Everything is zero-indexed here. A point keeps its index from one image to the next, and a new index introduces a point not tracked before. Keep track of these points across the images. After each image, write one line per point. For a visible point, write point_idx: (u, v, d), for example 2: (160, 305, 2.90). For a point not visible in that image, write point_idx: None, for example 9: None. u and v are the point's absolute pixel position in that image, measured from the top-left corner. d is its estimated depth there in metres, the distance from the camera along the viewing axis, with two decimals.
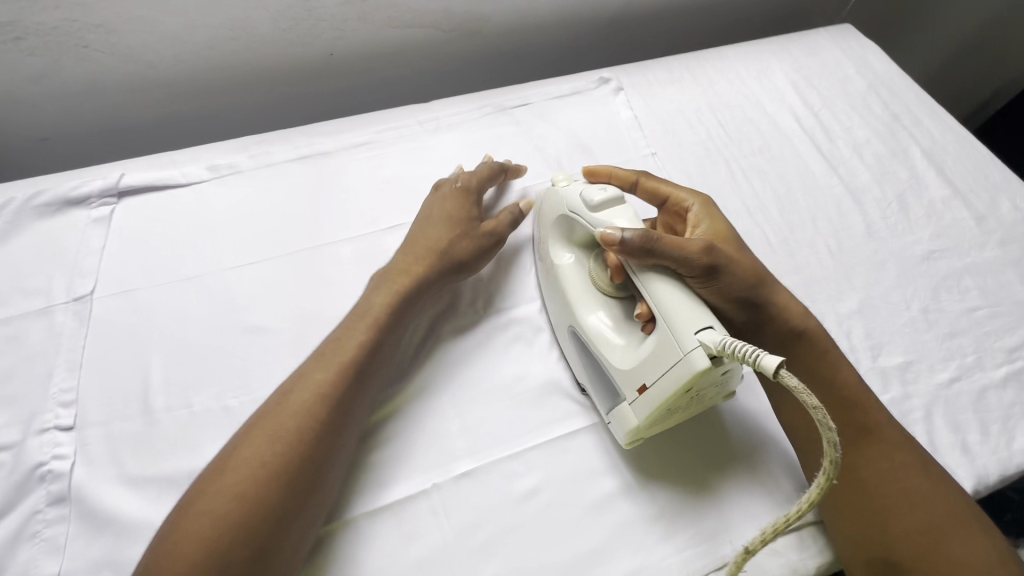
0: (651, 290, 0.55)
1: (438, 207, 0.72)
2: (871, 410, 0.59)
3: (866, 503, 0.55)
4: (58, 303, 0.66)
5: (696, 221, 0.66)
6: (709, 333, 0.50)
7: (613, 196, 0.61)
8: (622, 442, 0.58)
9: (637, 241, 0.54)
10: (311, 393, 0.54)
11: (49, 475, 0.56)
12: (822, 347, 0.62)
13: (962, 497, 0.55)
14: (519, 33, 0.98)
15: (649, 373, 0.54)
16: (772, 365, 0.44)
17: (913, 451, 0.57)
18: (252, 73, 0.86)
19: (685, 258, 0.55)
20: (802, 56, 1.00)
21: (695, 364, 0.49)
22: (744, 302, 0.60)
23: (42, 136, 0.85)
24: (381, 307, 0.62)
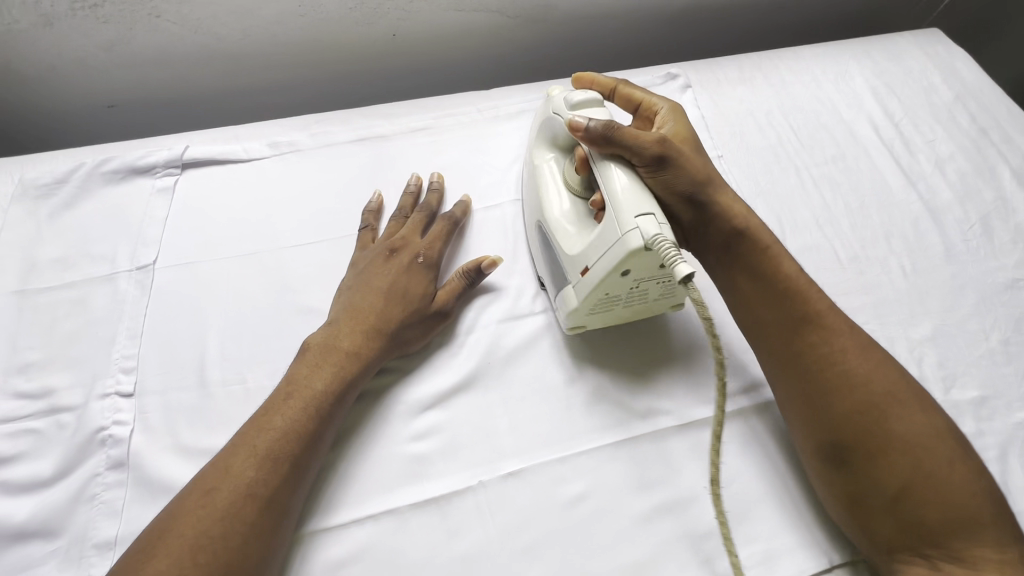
0: (606, 176, 0.57)
1: (387, 278, 0.65)
2: (812, 299, 0.58)
3: (810, 389, 0.56)
4: (122, 271, 0.67)
5: (662, 122, 0.67)
6: (647, 220, 0.52)
7: (594, 99, 0.63)
8: (566, 326, 0.63)
9: (599, 128, 0.57)
10: (303, 400, 0.56)
11: (109, 440, 0.57)
12: (766, 244, 0.61)
13: (902, 377, 0.55)
14: (584, 22, 0.94)
15: (592, 254, 0.56)
16: (683, 272, 0.47)
17: (854, 336, 0.57)
18: (315, 51, 0.86)
19: (637, 145, 0.57)
20: (883, 60, 0.94)
21: (628, 243, 0.52)
22: (690, 199, 0.60)
23: (110, 103, 0.87)
24: (323, 385, 0.57)
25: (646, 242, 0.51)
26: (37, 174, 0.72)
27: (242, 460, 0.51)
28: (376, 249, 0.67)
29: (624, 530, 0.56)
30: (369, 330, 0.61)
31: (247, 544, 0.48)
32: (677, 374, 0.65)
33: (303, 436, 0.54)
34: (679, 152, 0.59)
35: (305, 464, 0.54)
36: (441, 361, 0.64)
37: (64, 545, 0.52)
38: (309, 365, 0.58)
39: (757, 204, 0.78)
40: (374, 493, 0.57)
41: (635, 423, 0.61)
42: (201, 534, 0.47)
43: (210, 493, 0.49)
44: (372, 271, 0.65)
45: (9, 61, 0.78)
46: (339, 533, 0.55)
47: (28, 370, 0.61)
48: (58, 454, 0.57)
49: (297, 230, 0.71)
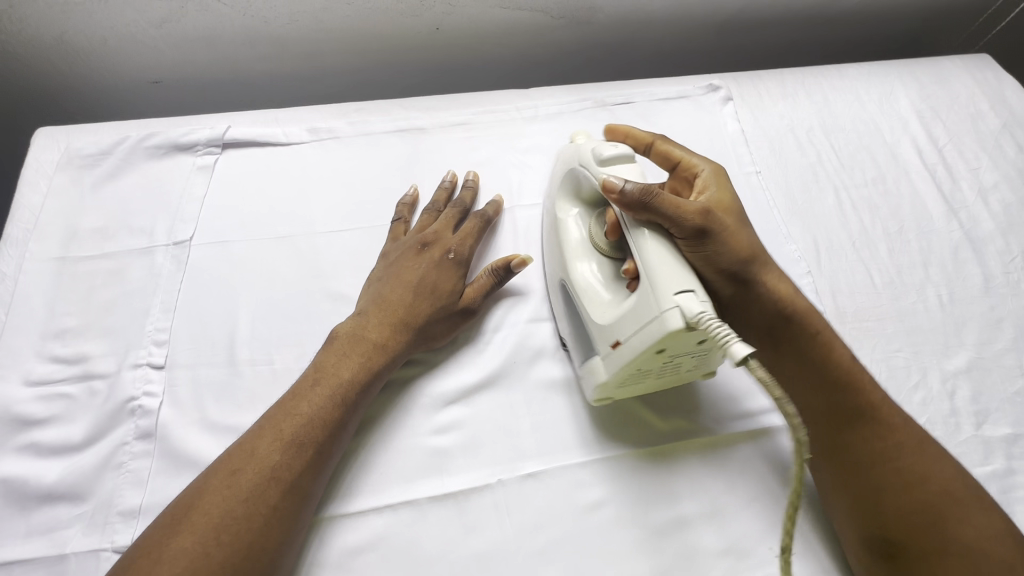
0: (640, 246, 0.52)
1: (419, 271, 0.65)
2: (866, 390, 0.56)
3: (859, 483, 0.53)
4: (160, 244, 0.68)
5: (703, 186, 0.61)
6: (689, 298, 0.47)
7: (623, 154, 0.59)
8: (590, 398, 0.59)
9: (636, 193, 0.52)
10: (330, 388, 0.56)
11: (139, 410, 0.58)
12: (815, 328, 0.58)
13: (960, 474, 0.52)
14: (628, 26, 0.94)
15: (625, 329, 0.52)
16: (739, 354, 0.43)
17: (911, 431, 0.55)
18: (358, 40, 0.86)
19: (677, 217, 0.52)
20: (930, 83, 0.92)
21: (667, 323, 0.47)
22: (731, 277, 0.57)
23: (154, 80, 0.88)
24: (350, 374, 0.57)
25: (689, 322, 0.47)
26: (83, 145, 0.73)
27: (268, 444, 0.52)
28: (408, 242, 0.68)
29: (639, 539, 0.55)
30: (398, 323, 0.61)
31: (268, 528, 0.48)
32: (703, 387, 0.64)
33: (328, 424, 0.54)
34: (722, 227, 0.55)
35: (329, 452, 0.54)
36: (467, 358, 0.64)
37: (89, 511, 0.53)
38: (337, 355, 0.59)
39: (793, 222, 0.77)
40: (393, 484, 0.57)
41: (657, 435, 0.61)
42: (224, 514, 0.47)
43: (236, 474, 0.50)
44: (404, 263, 0.66)
45: (63, 32, 0.80)
46: (356, 521, 0.55)
47: (64, 336, 0.62)
48: (88, 420, 0.58)
49: (331, 217, 0.72)
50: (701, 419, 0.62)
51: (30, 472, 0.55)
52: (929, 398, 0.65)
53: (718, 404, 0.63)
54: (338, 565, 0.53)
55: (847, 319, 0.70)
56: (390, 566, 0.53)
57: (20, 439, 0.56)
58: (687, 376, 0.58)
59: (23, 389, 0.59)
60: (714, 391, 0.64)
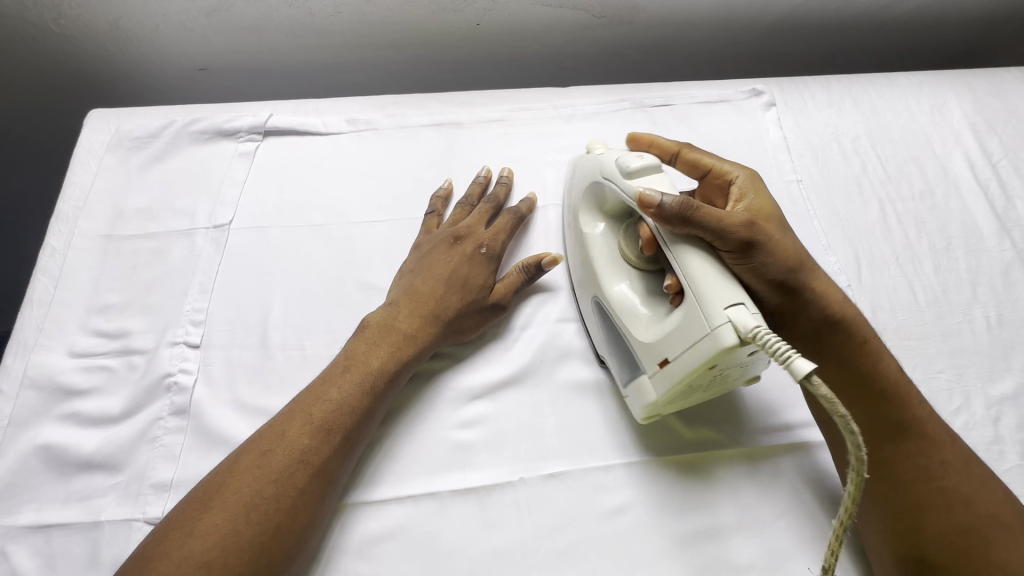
0: (682, 261, 0.51)
1: (451, 264, 0.65)
2: (911, 405, 0.54)
3: (895, 501, 0.51)
4: (200, 227, 0.70)
5: (739, 194, 0.59)
6: (740, 311, 0.47)
7: (651, 164, 0.57)
8: (639, 416, 0.57)
9: (676, 208, 0.50)
10: (358, 378, 0.56)
11: (174, 387, 0.60)
12: (863, 337, 0.56)
13: (1008, 500, 0.50)
14: (669, 27, 0.92)
15: (671, 346, 0.51)
16: (803, 369, 0.41)
17: (957, 450, 0.52)
18: (399, 34, 0.87)
19: (721, 230, 0.51)
20: (986, 96, 0.88)
21: (722, 339, 0.46)
22: (780, 286, 0.55)
23: (201, 67, 0.91)
24: (379, 362, 0.58)
25: (743, 337, 0.46)
26: (132, 128, 0.76)
27: (298, 427, 0.52)
28: (441, 235, 0.68)
29: (651, 543, 0.55)
30: (428, 315, 0.62)
31: (295, 508, 0.49)
32: (733, 396, 0.63)
33: (356, 410, 0.55)
34: (768, 236, 0.53)
35: (357, 439, 0.55)
36: (494, 355, 0.64)
37: (124, 481, 0.55)
38: (367, 343, 0.59)
39: (833, 234, 0.75)
40: (417, 475, 0.57)
41: (683, 444, 0.60)
42: (255, 494, 0.48)
43: (267, 455, 0.51)
44: (436, 255, 0.66)
45: (117, 18, 0.83)
46: (378, 509, 0.55)
47: (107, 311, 0.64)
48: (126, 394, 0.60)
49: (366, 208, 0.73)
50: (730, 429, 0.61)
51: (71, 440, 0.57)
52: (972, 423, 0.62)
53: (748, 415, 0.62)
54: (360, 551, 0.54)
55: (888, 336, 0.67)
56: (410, 556, 0.54)
57: (62, 408, 0.59)
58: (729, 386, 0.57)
59: (67, 359, 0.61)
60: (745, 403, 0.63)
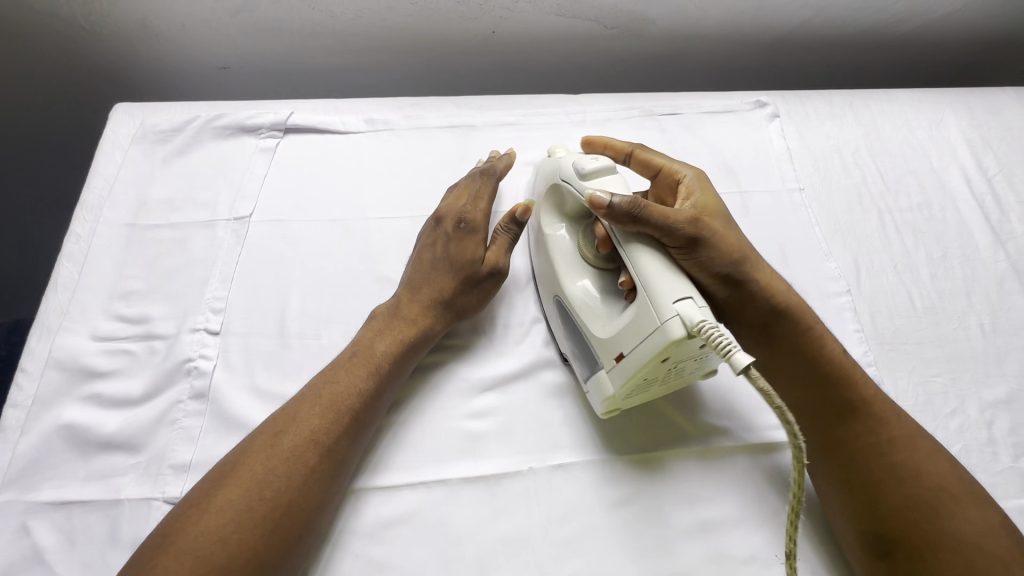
0: (635, 259, 0.53)
1: (440, 249, 0.67)
2: (858, 386, 0.57)
3: (852, 476, 0.53)
4: (221, 219, 0.72)
5: (687, 192, 0.62)
6: (688, 305, 0.48)
7: (606, 166, 0.60)
8: (599, 411, 0.58)
9: (624, 207, 0.53)
10: (365, 363, 0.58)
11: (194, 371, 0.61)
12: (806, 324, 0.59)
13: (956, 470, 0.52)
14: (677, 40, 0.95)
15: (626, 341, 0.52)
16: (742, 363, 0.43)
17: (903, 425, 0.55)
18: (416, 40, 0.90)
19: (666, 227, 0.54)
20: (982, 113, 0.91)
21: (670, 332, 0.48)
22: (725, 278, 0.58)
23: (223, 66, 0.93)
24: (386, 348, 0.60)
25: (691, 330, 0.47)
26: (157, 121, 0.78)
27: (309, 409, 0.54)
28: (425, 225, 0.70)
29: (650, 533, 0.56)
30: (430, 299, 0.64)
31: (307, 486, 0.51)
32: (731, 393, 0.65)
33: (365, 393, 0.57)
34: (711, 232, 0.56)
35: (365, 421, 0.56)
36: (504, 349, 0.66)
37: (143, 461, 0.57)
38: (375, 330, 0.61)
39: (833, 241, 0.77)
40: (427, 462, 0.59)
41: (687, 439, 0.61)
42: (267, 471, 0.50)
43: (279, 435, 0.52)
44: (423, 244, 0.68)
45: (145, 17, 0.85)
46: (390, 495, 0.57)
47: (129, 297, 0.66)
48: (146, 377, 0.61)
49: (382, 205, 0.75)
50: (731, 425, 0.63)
51: (93, 421, 0.58)
52: (966, 425, 0.64)
53: (750, 413, 0.64)
54: (371, 535, 0.55)
55: (885, 341, 0.69)
56: (420, 541, 0.55)
57: (84, 389, 0.60)
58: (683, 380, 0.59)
59: (90, 342, 0.63)
60: (748, 401, 0.64)
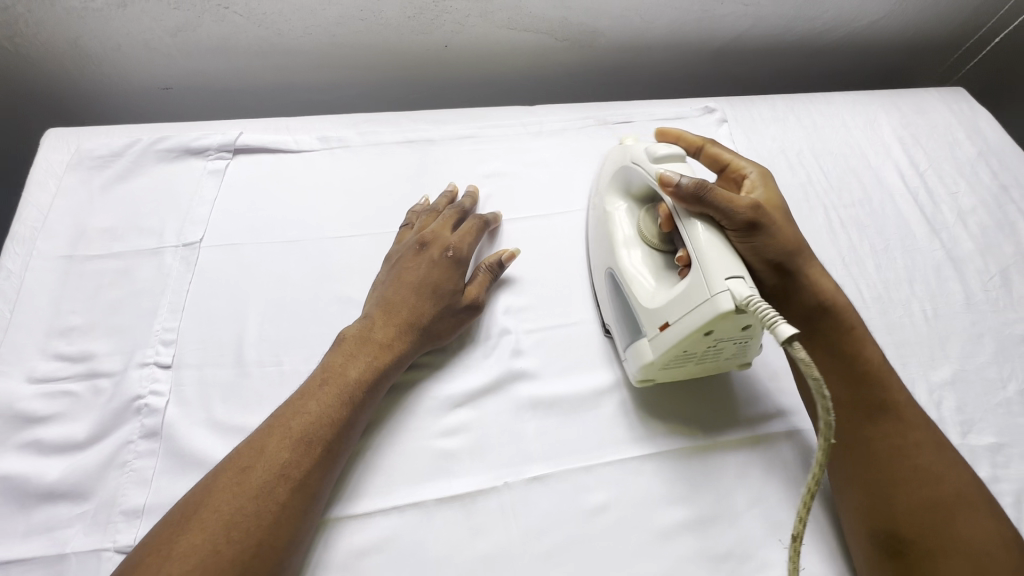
0: (692, 235, 0.54)
1: (421, 271, 0.65)
2: (892, 389, 0.57)
3: (874, 475, 0.54)
4: (169, 246, 0.69)
5: (750, 187, 0.64)
6: (739, 284, 0.50)
7: (675, 154, 0.61)
8: (633, 377, 0.60)
9: (691, 187, 0.54)
10: (335, 391, 0.56)
11: (145, 409, 0.58)
12: (850, 323, 0.59)
13: (973, 480, 0.53)
14: (626, 50, 0.98)
15: (673, 310, 0.54)
16: (784, 335, 0.44)
17: (930, 433, 0.55)
18: (368, 56, 0.89)
19: (729, 210, 0.54)
20: (910, 113, 0.97)
21: (719, 304, 0.49)
22: (777, 267, 0.58)
23: (165, 86, 0.90)
24: (357, 374, 0.58)
25: (738, 304, 0.49)
26: (95, 146, 0.74)
27: (277, 443, 0.52)
28: (407, 243, 0.68)
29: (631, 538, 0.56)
30: (405, 322, 0.62)
31: (278, 523, 0.48)
32: (700, 391, 0.66)
33: (336, 422, 0.55)
34: (770, 221, 0.56)
35: (338, 450, 0.54)
36: (474, 363, 0.65)
37: (91, 510, 0.53)
38: (344, 355, 0.59)
39: None
40: (400, 485, 0.57)
41: (661, 440, 0.62)
42: (235, 511, 0.47)
43: (246, 472, 0.50)
44: (404, 264, 0.66)
45: (78, 37, 0.81)
46: (363, 523, 0.55)
47: (70, 334, 0.62)
48: (92, 418, 0.57)
49: (340, 224, 0.73)
50: (703, 425, 0.63)
51: (32, 469, 0.54)
52: None
53: (722, 409, 0.65)
54: (345, 566, 0.53)
55: None
56: (397, 568, 0.53)
57: (21, 436, 0.56)
58: (723, 365, 0.59)
59: (27, 385, 0.59)
60: (718, 399, 0.66)
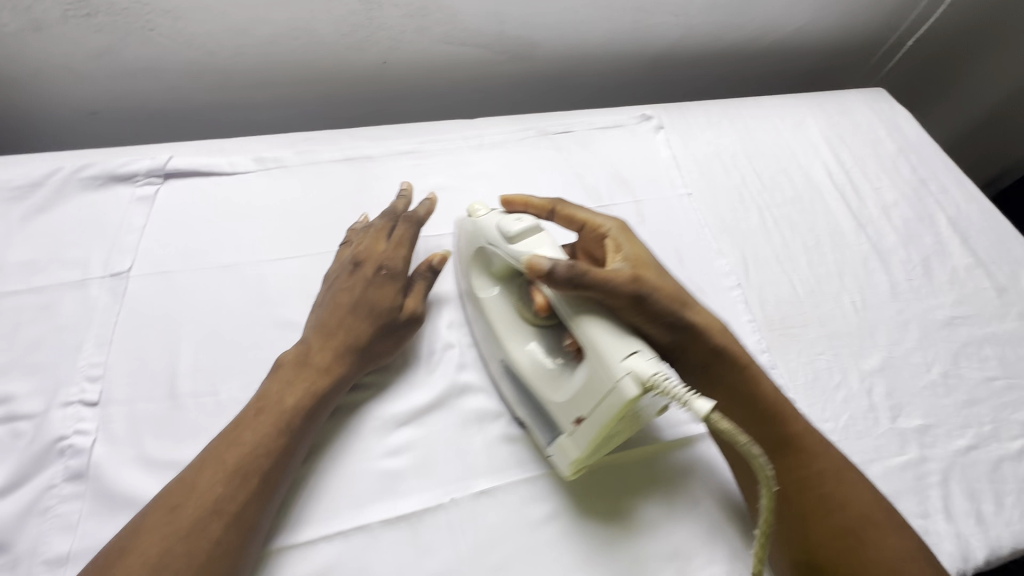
0: (579, 325, 0.52)
1: (355, 292, 0.64)
2: (792, 420, 0.59)
3: (786, 505, 0.55)
4: (95, 277, 0.66)
5: (617, 245, 0.60)
6: (639, 359, 0.48)
7: (529, 226, 0.59)
8: (565, 473, 0.57)
9: (565, 274, 0.51)
10: (272, 420, 0.55)
11: (69, 450, 0.55)
12: (742, 364, 0.60)
13: (877, 499, 0.55)
14: (564, 61, 1.00)
15: (583, 404, 0.52)
16: (705, 407, 0.45)
17: (832, 458, 0.57)
18: (305, 74, 0.88)
19: (610, 288, 0.52)
20: (836, 114, 1.03)
21: (627, 391, 0.48)
22: (670, 325, 0.57)
23: (91, 111, 0.86)
24: (295, 401, 0.56)
25: (645, 385, 0.47)
26: (12, 177, 0.71)
27: (210, 477, 0.50)
28: (342, 264, 0.67)
29: (579, 548, 0.56)
30: (343, 344, 0.61)
31: (213, 561, 0.47)
32: None
33: (274, 452, 0.53)
34: (651, 287, 0.55)
35: (277, 481, 0.53)
36: (418, 380, 0.65)
37: (11, 562, 0.50)
38: (281, 381, 0.58)
39: (723, 239, 0.83)
40: (345, 507, 0.56)
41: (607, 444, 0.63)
42: (164, 552, 0.46)
43: (176, 511, 0.48)
44: (339, 287, 0.65)
45: None
46: (306, 551, 0.54)
47: None
48: (11, 464, 0.54)
49: (278, 246, 0.72)
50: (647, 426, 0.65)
51: None
52: (850, 397, 0.71)
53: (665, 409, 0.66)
54: None
55: (775, 327, 0.75)
56: None
57: None
58: (641, 423, 0.58)
59: None
60: None
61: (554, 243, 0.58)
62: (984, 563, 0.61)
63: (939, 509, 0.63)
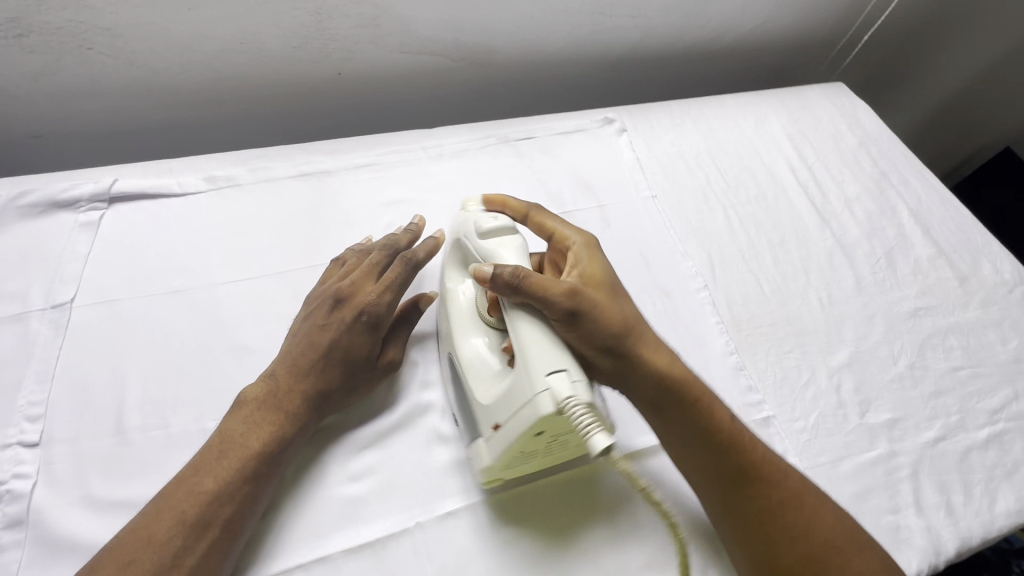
0: (516, 327, 0.52)
1: (328, 336, 0.59)
2: (748, 449, 0.56)
3: (750, 536, 0.54)
4: (35, 309, 0.63)
5: (576, 259, 0.59)
6: (560, 380, 0.47)
7: (505, 225, 0.59)
8: (480, 480, 0.56)
9: (504, 278, 0.52)
10: (235, 463, 0.52)
11: (6, 496, 0.52)
12: (697, 394, 0.56)
13: (839, 521, 0.54)
14: (525, 66, 0.99)
15: (501, 411, 0.51)
16: (599, 447, 0.44)
17: (792, 483, 0.55)
18: (257, 88, 0.86)
19: (545, 299, 0.51)
20: (797, 110, 1.03)
21: (539, 407, 0.47)
22: (609, 350, 0.54)
23: (32, 134, 0.83)
24: (260, 444, 0.53)
25: (557, 406, 0.47)
26: None
27: (166, 526, 0.47)
28: (326, 294, 0.61)
29: (548, 566, 0.55)
30: (312, 390, 0.57)
31: None
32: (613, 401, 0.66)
33: (236, 499, 0.50)
34: (592, 304, 0.53)
35: (240, 526, 0.50)
36: (380, 401, 0.63)
37: None
38: (245, 422, 0.54)
39: (688, 240, 0.83)
40: (309, 541, 0.54)
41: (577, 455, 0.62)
42: None
43: (129, 566, 0.45)
44: (315, 322, 0.60)
45: None
46: None
47: None
48: None
49: (232, 268, 0.69)
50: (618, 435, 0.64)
51: None
52: (819, 394, 0.70)
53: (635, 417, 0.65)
54: None
55: (743, 327, 0.75)
56: None
57: None
58: (581, 446, 0.57)
59: None
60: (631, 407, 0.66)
61: (524, 246, 0.58)
62: (955, 555, 0.62)
63: (909, 503, 0.63)
